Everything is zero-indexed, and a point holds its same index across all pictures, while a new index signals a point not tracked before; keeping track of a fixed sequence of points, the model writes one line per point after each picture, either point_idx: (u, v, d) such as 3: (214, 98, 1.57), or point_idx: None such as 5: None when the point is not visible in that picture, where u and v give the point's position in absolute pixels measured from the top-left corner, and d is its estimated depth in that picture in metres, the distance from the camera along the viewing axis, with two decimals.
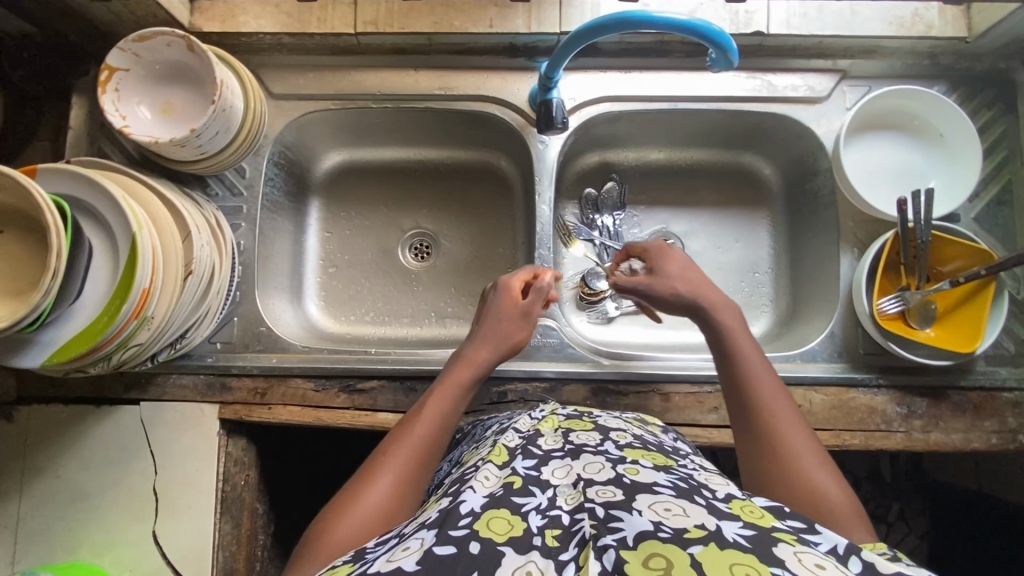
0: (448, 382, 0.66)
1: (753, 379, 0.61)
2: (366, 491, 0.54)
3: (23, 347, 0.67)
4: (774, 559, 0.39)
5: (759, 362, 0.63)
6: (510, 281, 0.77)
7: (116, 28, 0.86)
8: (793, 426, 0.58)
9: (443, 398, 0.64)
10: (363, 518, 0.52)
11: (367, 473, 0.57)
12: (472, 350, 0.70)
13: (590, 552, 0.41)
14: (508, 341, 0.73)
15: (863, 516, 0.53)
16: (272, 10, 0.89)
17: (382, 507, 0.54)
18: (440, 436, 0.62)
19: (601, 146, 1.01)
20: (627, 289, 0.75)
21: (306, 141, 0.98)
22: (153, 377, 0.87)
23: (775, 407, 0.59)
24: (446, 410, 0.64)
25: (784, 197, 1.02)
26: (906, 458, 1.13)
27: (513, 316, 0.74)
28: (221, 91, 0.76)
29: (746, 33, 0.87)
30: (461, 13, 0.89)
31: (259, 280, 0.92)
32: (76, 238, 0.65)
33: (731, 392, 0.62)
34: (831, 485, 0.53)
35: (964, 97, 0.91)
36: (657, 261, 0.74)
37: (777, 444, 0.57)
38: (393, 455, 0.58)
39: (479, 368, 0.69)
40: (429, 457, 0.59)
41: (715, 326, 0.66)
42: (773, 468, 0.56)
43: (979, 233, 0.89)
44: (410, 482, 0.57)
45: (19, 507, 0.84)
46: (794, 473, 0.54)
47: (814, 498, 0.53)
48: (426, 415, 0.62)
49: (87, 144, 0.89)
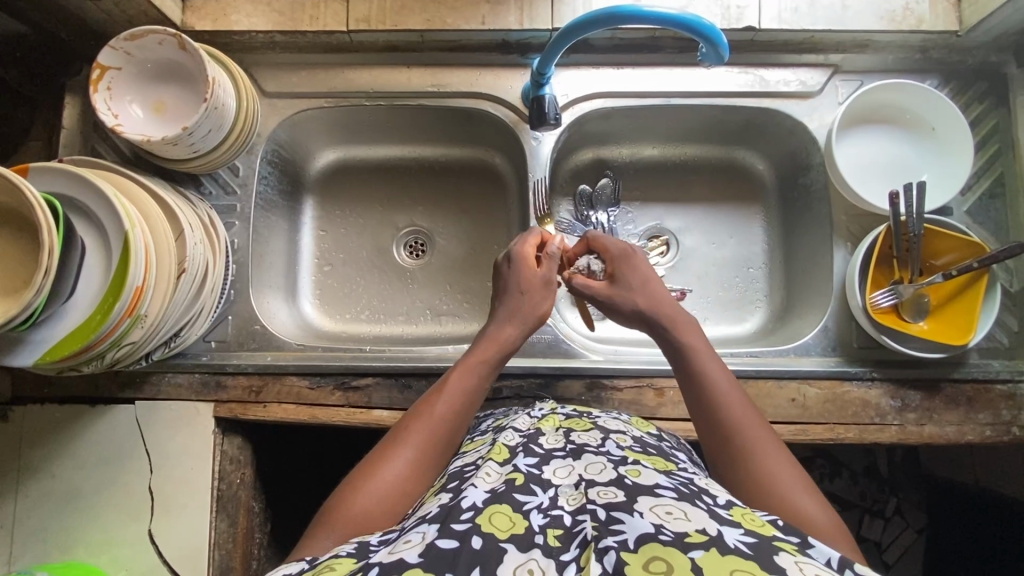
0: (471, 359, 0.66)
1: (722, 398, 0.61)
2: (386, 468, 0.56)
3: (16, 344, 0.67)
4: (774, 566, 0.39)
5: (726, 380, 0.63)
6: (524, 248, 0.74)
7: (109, 28, 0.86)
8: (768, 444, 0.58)
9: (465, 377, 0.64)
10: (380, 495, 0.54)
11: (388, 449, 0.58)
12: (495, 328, 0.69)
13: (591, 554, 0.41)
14: (533, 314, 0.71)
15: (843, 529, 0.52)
16: (264, 8, 0.89)
17: (399, 486, 0.55)
18: (464, 416, 0.62)
19: (594, 142, 1.01)
20: (582, 290, 0.75)
21: (300, 139, 0.98)
22: (147, 376, 0.87)
23: (747, 425, 0.59)
24: (469, 389, 0.63)
25: (778, 192, 1.02)
26: (902, 452, 1.13)
27: (535, 287, 0.72)
28: (213, 89, 0.76)
29: (738, 28, 0.88)
30: (453, 11, 0.89)
31: (254, 279, 0.92)
32: (68, 236, 0.65)
33: (701, 412, 0.62)
34: (813, 503, 0.53)
35: (955, 91, 0.92)
36: (622, 266, 0.73)
37: (754, 463, 0.56)
38: (415, 433, 0.59)
39: (504, 347, 0.68)
40: (450, 435, 0.60)
41: (677, 348, 0.66)
42: (755, 487, 0.55)
43: (971, 226, 0.90)
44: (429, 461, 0.58)
45: (15, 507, 0.84)
46: (775, 491, 0.54)
47: (800, 516, 0.52)
48: (449, 393, 0.62)
49: (80, 144, 0.89)
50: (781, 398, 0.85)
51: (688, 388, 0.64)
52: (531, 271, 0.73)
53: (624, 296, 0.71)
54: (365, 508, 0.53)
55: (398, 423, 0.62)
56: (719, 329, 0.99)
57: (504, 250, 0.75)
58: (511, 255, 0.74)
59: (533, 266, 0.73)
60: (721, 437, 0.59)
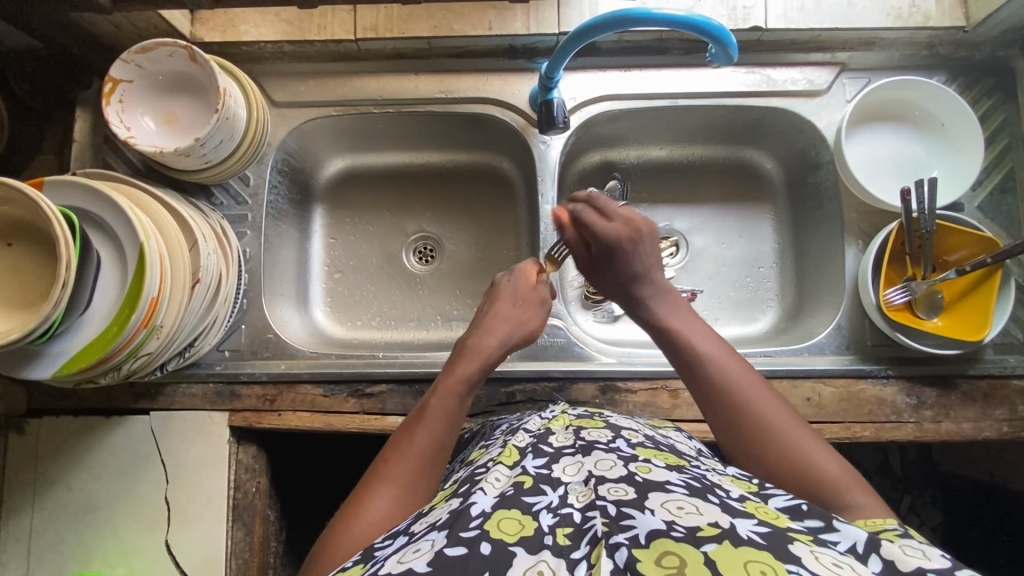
0: (454, 374, 0.65)
1: (716, 368, 0.60)
2: (372, 494, 0.54)
3: (33, 358, 0.67)
4: (790, 557, 0.39)
5: (719, 348, 0.62)
6: (525, 266, 0.79)
7: (119, 40, 0.87)
8: (772, 405, 0.58)
9: (447, 396, 0.62)
10: (368, 520, 0.52)
11: (372, 476, 0.56)
12: (478, 339, 0.70)
13: (602, 550, 0.41)
14: (525, 326, 0.74)
15: (857, 474, 0.54)
16: (272, 19, 0.91)
17: (388, 508, 0.53)
18: (446, 437, 0.60)
19: (601, 145, 1.01)
20: (614, 287, 0.73)
21: (309, 148, 0.99)
22: (162, 386, 0.88)
23: (746, 397, 0.58)
24: (450, 410, 0.62)
25: (787, 190, 1.02)
26: (916, 449, 1.12)
27: (531, 300, 0.76)
28: (225, 100, 0.76)
29: (745, 28, 0.88)
30: (460, 17, 0.90)
31: (266, 288, 0.92)
32: (84, 250, 0.66)
33: (699, 388, 0.61)
34: (826, 456, 0.55)
35: (963, 86, 0.92)
36: (611, 261, 0.71)
37: (762, 429, 0.56)
38: (398, 458, 0.57)
39: (487, 359, 0.68)
40: (433, 460, 0.58)
41: (671, 338, 0.65)
42: (767, 455, 0.55)
43: (982, 221, 0.90)
44: (416, 485, 0.56)
45: (32, 519, 0.84)
46: (794, 458, 0.55)
47: (816, 470, 0.54)
48: (429, 414, 0.61)
49: (92, 157, 0.90)
50: (797, 397, 0.85)
51: (682, 363, 0.63)
52: (527, 283, 0.77)
53: (637, 286, 0.70)
54: (355, 533, 0.51)
55: (383, 448, 0.60)
56: (732, 330, 0.98)
57: (503, 269, 0.80)
58: (512, 270, 0.79)
59: (531, 281, 0.78)
60: (723, 410, 0.58)
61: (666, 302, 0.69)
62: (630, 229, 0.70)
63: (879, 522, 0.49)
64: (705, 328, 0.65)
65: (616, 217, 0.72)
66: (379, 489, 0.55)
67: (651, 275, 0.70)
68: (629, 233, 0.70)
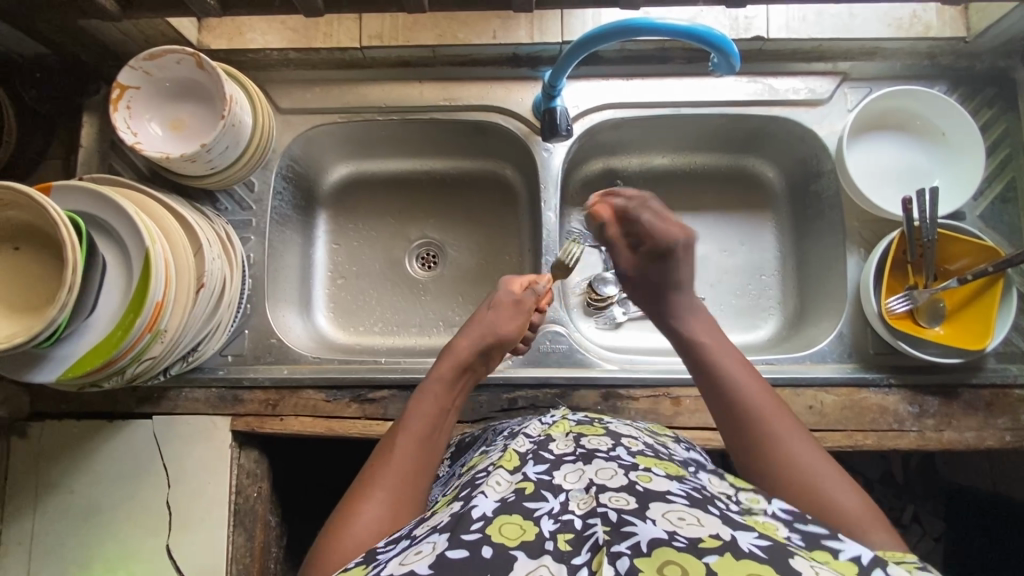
0: (434, 378, 0.67)
1: (743, 392, 0.61)
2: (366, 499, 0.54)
3: (37, 361, 0.68)
4: (789, 570, 0.39)
5: (746, 374, 0.63)
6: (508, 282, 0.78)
7: (127, 47, 0.89)
8: (789, 429, 0.58)
9: (429, 399, 0.65)
10: (363, 523, 0.52)
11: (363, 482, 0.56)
12: (452, 343, 0.71)
13: (603, 557, 0.41)
14: (499, 329, 0.73)
15: (877, 513, 0.53)
16: (278, 27, 0.92)
17: (383, 513, 0.54)
18: (428, 439, 0.61)
19: (604, 152, 1.02)
20: (646, 298, 0.74)
21: (314, 154, 1.00)
22: (165, 391, 0.88)
23: (769, 423, 0.58)
24: (432, 411, 0.64)
25: (788, 199, 1.02)
26: (918, 460, 1.11)
27: (506, 305, 0.75)
28: (231, 106, 0.77)
29: (746, 38, 0.89)
30: (465, 26, 0.91)
31: (270, 294, 0.93)
32: (91, 253, 0.66)
33: (717, 407, 0.62)
34: (847, 490, 0.54)
35: (965, 96, 0.92)
36: (659, 260, 0.73)
37: (781, 456, 0.56)
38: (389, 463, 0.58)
39: (464, 359, 0.69)
40: (420, 460, 0.59)
41: (702, 354, 0.66)
42: (784, 483, 0.55)
43: (984, 231, 0.90)
44: (406, 488, 0.56)
45: (33, 523, 0.84)
46: (813, 490, 0.54)
47: (836, 505, 0.53)
48: (412, 419, 0.62)
49: (98, 162, 0.91)
50: (799, 405, 0.84)
51: (705, 383, 0.64)
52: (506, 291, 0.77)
53: (673, 296, 0.72)
54: (354, 531, 0.52)
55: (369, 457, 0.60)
56: (733, 337, 0.99)
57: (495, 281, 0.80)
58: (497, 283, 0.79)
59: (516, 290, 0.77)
60: (746, 432, 0.59)
61: (694, 314, 0.71)
62: (685, 236, 0.73)
63: (900, 554, 0.49)
64: (733, 350, 0.66)
65: (668, 222, 0.73)
66: (373, 491, 0.55)
67: (687, 290, 0.72)
68: (684, 240, 0.72)
